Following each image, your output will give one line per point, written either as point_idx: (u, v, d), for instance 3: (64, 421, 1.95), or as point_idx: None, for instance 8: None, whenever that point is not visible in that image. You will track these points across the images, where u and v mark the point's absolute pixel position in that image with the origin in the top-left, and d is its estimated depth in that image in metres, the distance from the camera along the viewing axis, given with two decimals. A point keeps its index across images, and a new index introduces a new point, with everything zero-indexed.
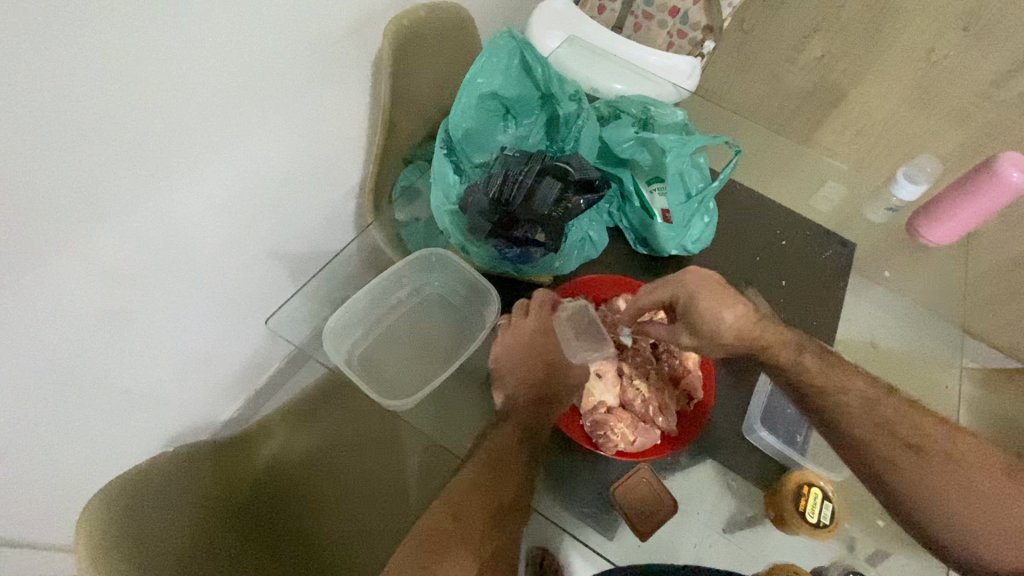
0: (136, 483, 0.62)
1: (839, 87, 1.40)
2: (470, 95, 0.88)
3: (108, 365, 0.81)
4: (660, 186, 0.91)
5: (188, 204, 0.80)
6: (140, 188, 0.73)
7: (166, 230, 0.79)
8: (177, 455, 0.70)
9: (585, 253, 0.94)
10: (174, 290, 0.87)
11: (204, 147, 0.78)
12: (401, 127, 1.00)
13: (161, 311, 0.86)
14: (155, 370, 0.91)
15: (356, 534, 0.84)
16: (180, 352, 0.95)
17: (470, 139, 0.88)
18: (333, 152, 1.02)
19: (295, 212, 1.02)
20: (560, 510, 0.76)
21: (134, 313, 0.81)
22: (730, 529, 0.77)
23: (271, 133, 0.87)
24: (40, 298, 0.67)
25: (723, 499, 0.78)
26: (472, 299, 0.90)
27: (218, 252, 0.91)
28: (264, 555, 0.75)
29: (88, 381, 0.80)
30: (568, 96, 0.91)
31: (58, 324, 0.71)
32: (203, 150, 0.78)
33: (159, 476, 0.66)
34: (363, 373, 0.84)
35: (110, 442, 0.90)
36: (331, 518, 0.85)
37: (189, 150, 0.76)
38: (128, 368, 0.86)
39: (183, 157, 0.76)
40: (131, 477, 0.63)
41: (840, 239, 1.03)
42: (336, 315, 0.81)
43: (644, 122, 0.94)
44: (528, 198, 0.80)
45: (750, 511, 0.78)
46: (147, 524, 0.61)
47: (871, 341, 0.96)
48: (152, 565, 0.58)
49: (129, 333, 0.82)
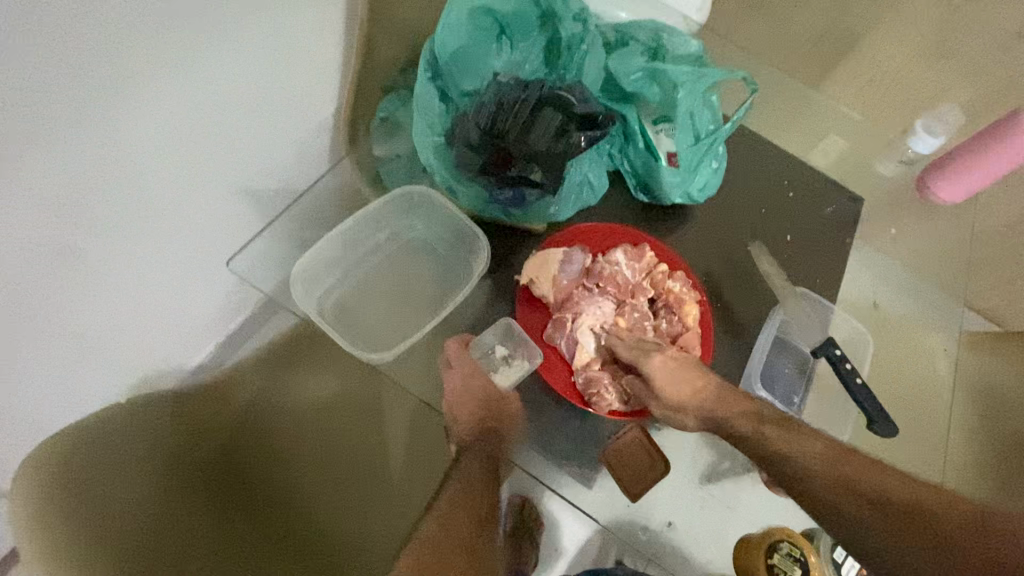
0: (81, 452, 0.55)
1: (851, 32, 1.07)
2: (460, 8, 0.76)
3: (48, 318, 0.72)
4: (667, 126, 0.84)
5: (135, 124, 0.67)
6: (83, 113, 0.61)
7: (110, 157, 0.66)
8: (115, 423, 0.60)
9: (583, 199, 0.87)
10: (134, 236, 0.77)
11: (155, 64, 0.65)
12: (381, 51, 0.88)
13: (122, 260, 0.77)
14: (111, 322, 0.81)
15: (357, 510, 0.77)
16: (146, 305, 0.85)
17: (459, 61, 0.77)
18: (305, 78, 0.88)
19: (268, 146, 0.89)
20: (537, 456, 0.78)
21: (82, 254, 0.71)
22: (708, 477, 0.76)
23: (238, 52, 0.74)
24: None
25: (703, 452, 0.78)
26: (459, 246, 0.84)
27: (178, 188, 0.79)
28: (240, 521, 0.68)
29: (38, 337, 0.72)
30: (572, 15, 0.79)
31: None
32: (156, 67, 0.65)
33: (108, 442, 0.59)
34: (338, 321, 0.78)
35: (69, 398, 0.82)
36: (330, 493, 0.77)
37: (138, 67, 0.63)
38: (75, 321, 0.76)
39: (131, 75, 0.63)
40: (68, 445, 0.55)
41: (848, 195, 0.99)
42: (305, 259, 0.75)
43: (654, 51, 0.84)
44: (525, 130, 0.73)
45: (730, 463, 0.77)
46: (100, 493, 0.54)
47: (873, 302, 0.94)
48: (103, 554, 0.50)
49: (84, 282, 0.73)
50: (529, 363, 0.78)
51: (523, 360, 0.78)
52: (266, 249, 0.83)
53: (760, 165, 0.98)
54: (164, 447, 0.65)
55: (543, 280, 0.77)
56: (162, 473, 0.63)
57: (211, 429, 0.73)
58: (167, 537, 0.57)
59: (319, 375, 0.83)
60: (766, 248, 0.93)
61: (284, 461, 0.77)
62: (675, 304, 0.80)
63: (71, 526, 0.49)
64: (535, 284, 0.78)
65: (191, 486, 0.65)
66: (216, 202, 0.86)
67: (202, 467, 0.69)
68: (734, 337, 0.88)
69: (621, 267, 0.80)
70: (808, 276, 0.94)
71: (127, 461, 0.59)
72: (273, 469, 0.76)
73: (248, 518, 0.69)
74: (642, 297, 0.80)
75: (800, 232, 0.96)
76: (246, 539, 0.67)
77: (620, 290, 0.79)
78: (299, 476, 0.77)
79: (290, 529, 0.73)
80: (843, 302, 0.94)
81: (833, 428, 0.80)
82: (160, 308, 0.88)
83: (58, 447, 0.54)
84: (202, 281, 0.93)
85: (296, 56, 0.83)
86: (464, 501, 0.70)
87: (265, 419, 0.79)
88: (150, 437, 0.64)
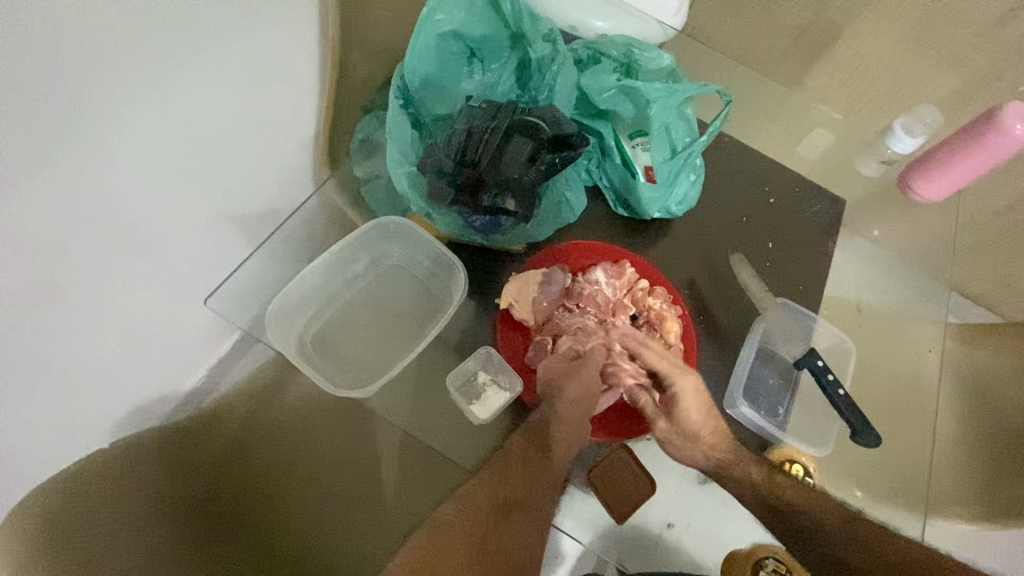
0: (63, 510, 0.54)
1: (831, 27, 1.03)
2: (428, 33, 0.79)
3: (36, 386, 0.67)
4: (644, 141, 0.84)
5: (121, 169, 0.63)
6: (50, 150, 0.55)
7: (97, 203, 0.63)
8: (87, 487, 0.57)
9: (561, 217, 0.89)
10: (118, 283, 0.71)
11: (128, 93, 0.60)
12: (355, 75, 0.88)
13: (108, 309, 0.71)
14: (100, 379, 0.76)
15: (358, 534, 0.77)
16: (136, 354, 0.81)
17: (430, 86, 0.81)
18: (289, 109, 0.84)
19: (258, 182, 0.85)
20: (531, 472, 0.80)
21: (67, 310, 0.66)
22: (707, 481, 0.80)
23: (216, 79, 0.69)
24: None
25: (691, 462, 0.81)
26: (437, 270, 0.86)
27: (165, 230, 0.74)
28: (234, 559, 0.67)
29: (16, 400, 0.65)
30: (541, 36, 0.82)
31: None
32: (124, 97, 0.59)
33: (90, 500, 0.57)
34: (319, 351, 0.81)
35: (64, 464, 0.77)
36: (331, 518, 0.77)
37: (109, 101, 0.58)
38: (62, 385, 0.70)
39: (106, 108, 0.58)
40: (43, 512, 0.52)
41: (830, 196, 0.98)
42: (282, 293, 0.77)
43: (627, 67, 0.86)
44: (496, 159, 0.73)
45: None
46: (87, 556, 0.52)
47: (858, 304, 0.93)
48: None
49: (69, 339, 0.68)
50: (511, 389, 0.81)
51: (510, 381, 0.82)
52: (249, 277, 0.82)
53: (739, 170, 0.98)
54: (145, 501, 0.63)
55: (521, 304, 0.81)
56: (146, 527, 0.61)
57: (198, 471, 0.72)
58: None
59: (307, 400, 0.84)
60: (747, 258, 0.93)
61: (281, 490, 0.78)
62: (657, 320, 0.82)
63: None
64: (514, 307, 0.82)
65: (185, 525, 0.65)
66: (199, 228, 0.80)
67: (189, 511, 0.67)
68: (717, 344, 0.89)
69: (600, 286, 0.82)
70: (795, 281, 0.93)
71: (105, 523, 0.57)
72: (270, 497, 0.77)
73: (247, 547, 0.70)
74: (623, 314, 0.82)
75: (784, 238, 0.95)
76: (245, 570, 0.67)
77: (598, 308, 0.81)
78: (297, 503, 0.77)
79: (293, 557, 0.73)
80: (831, 305, 0.93)
81: (817, 443, 0.81)
82: (148, 343, 0.82)
83: (31, 504, 0.52)
84: (187, 315, 0.86)
85: (277, 77, 0.79)
86: (490, 486, 0.72)
87: (259, 448, 0.79)
88: (131, 492, 0.62)
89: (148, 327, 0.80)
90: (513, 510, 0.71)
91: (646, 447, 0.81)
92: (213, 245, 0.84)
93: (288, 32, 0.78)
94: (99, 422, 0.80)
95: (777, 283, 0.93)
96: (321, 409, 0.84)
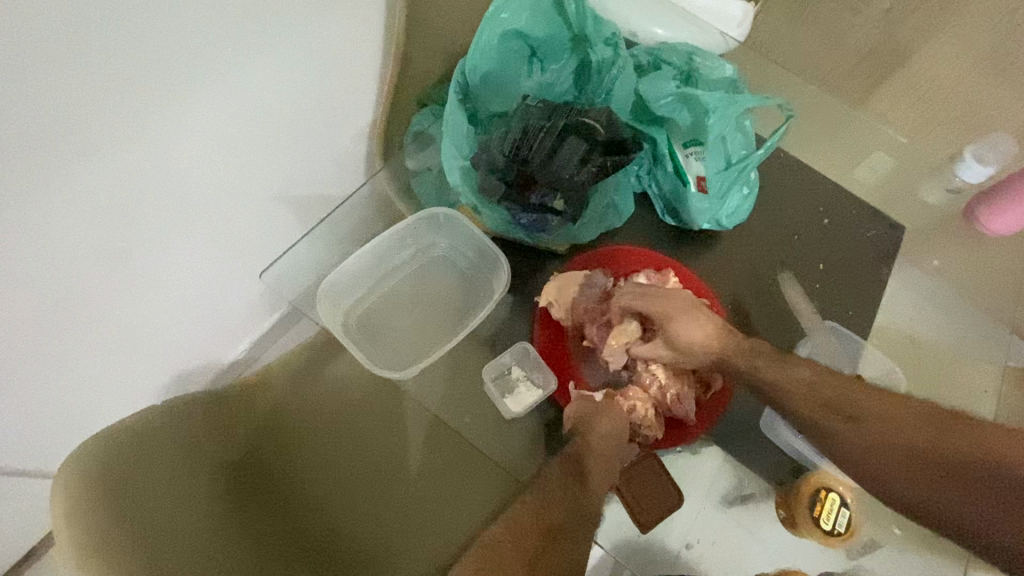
0: (117, 454, 0.57)
1: (904, 48, 1.09)
2: (492, 31, 0.81)
3: (91, 331, 0.71)
4: (697, 150, 0.83)
5: (193, 139, 0.66)
6: (129, 119, 0.58)
7: (166, 172, 0.66)
8: (136, 435, 0.60)
9: (607, 222, 0.88)
10: (179, 245, 0.75)
11: (208, 70, 0.63)
12: (416, 70, 0.90)
13: (164, 270, 0.75)
14: (150, 335, 0.80)
15: (386, 528, 0.77)
16: (183, 316, 0.84)
17: (489, 84, 0.83)
18: (352, 96, 0.86)
19: (316, 165, 0.88)
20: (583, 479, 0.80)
21: (127, 267, 0.70)
22: (734, 501, 0.81)
23: (286, 64, 0.72)
24: (20, 251, 0.57)
25: (722, 478, 0.82)
26: (481, 265, 0.88)
27: (225, 198, 0.77)
28: (263, 522, 0.69)
29: (69, 344, 0.69)
30: (603, 39, 0.83)
31: (27, 288, 0.60)
32: (205, 76, 0.63)
33: (143, 447, 0.60)
34: (362, 333, 0.84)
35: (100, 410, 0.80)
36: (365, 510, 0.77)
37: (189, 78, 0.61)
38: (113, 336, 0.74)
39: (185, 82, 0.61)
40: (102, 451, 0.55)
41: (890, 222, 0.93)
42: (333, 274, 0.80)
43: (687, 75, 0.85)
44: (549, 157, 0.77)
45: (748, 488, 0.82)
46: (137, 498, 0.55)
47: (912, 336, 0.89)
48: (142, 554, 0.50)
49: (129, 294, 0.72)
50: (543, 388, 0.84)
51: (540, 380, 0.84)
52: (297, 258, 0.85)
53: (795, 185, 0.94)
54: (185, 455, 0.65)
55: (560, 303, 0.83)
56: (189, 479, 0.63)
57: (234, 434, 0.74)
58: (197, 535, 0.58)
59: (339, 383, 0.84)
60: (797, 278, 0.90)
61: (309, 464, 0.78)
62: None
63: (110, 520, 0.50)
64: (553, 306, 0.83)
65: (220, 488, 0.67)
66: (253, 206, 0.83)
67: (226, 470, 0.70)
68: None
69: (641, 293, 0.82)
70: (846, 309, 0.90)
71: (154, 467, 0.60)
72: (298, 470, 0.77)
73: (272, 516, 0.71)
74: None
75: (838, 262, 0.92)
76: (278, 548, 0.67)
77: None
78: (324, 485, 0.78)
79: (328, 542, 0.73)
80: (883, 335, 0.90)
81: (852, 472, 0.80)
82: (196, 312, 0.86)
83: (93, 446, 0.55)
84: (235, 287, 0.90)
85: (347, 63, 0.81)
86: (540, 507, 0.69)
87: (294, 422, 0.80)
88: (175, 444, 0.65)
89: (199, 297, 0.84)
90: (558, 534, 0.66)
91: (674, 459, 0.82)
92: (265, 220, 0.87)
93: (359, 19, 0.79)
94: (138, 379, 0.83)
95: (827, 307, 0.90)
96: (355, 389, 0.84)
